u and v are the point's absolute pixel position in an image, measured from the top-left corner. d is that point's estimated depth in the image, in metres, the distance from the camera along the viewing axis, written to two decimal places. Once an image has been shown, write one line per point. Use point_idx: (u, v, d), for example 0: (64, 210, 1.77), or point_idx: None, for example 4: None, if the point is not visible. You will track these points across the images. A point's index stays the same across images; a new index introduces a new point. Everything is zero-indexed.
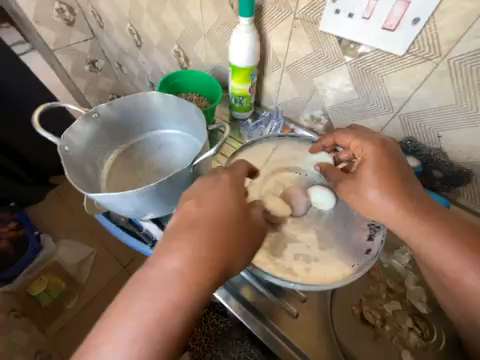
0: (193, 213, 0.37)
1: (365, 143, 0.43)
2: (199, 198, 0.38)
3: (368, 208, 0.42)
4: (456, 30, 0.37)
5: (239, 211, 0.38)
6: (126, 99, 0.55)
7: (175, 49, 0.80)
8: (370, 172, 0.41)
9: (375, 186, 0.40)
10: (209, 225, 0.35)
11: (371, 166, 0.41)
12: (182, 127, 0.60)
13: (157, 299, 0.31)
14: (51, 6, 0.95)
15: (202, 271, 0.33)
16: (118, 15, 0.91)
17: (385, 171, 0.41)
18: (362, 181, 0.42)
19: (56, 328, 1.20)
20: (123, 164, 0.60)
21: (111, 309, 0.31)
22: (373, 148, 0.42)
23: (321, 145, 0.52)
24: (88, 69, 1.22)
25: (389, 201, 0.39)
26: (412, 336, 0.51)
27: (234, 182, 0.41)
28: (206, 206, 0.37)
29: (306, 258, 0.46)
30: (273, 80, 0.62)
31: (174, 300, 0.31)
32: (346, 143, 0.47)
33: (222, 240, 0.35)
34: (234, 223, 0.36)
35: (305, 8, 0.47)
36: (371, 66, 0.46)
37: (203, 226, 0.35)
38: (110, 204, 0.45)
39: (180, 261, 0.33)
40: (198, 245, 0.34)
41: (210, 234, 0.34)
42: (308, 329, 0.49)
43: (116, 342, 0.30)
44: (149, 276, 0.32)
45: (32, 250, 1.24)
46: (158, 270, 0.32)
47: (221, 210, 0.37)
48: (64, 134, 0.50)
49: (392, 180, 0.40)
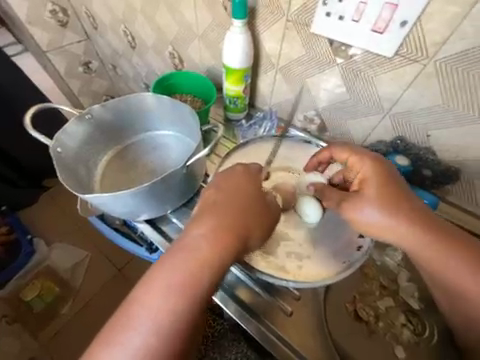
0: (217, 198, 0.41)
1: (365, 158, 0.43)
2: (221, 184, 0.42)
3: (374, 229, 0.41)
4: (441, 33, 0.38)
5: (257, 197, 0.42)
6: (119, 101, 0.55)
7: (170, 50, 0.80)
8: (376, 190, 0.41)
9: (376, 201, 0.40)
10: (230, 207, 0.40)
11: (377, 185, 0.41)
12: (176, 127, 0.59)
13: (185, 269, 0.36)
14: (44, 7, 0.97)
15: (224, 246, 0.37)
16: (112, 17, 0.91)
17: (390, 189, 0.41)
18: (363, 197, 0.41)
19: (50, 334, 1.18)
20: (117, 165, 0.59)
21: (151, 269, 0.37)
22: (371, 164, 0.43)
23: (316, 161, 0.51)
24: (82, 71, 1.19)
25: (390, 217, 0.40)
26: (405, 332, 0.52)
27: (249, 172, 0.44)
28: (228, 191, 0.42)
29: (298, 256, 0.48)
30: (266, 81, 0.62)
31: (199, 270, 0.36)
32: (343, 159, 0.46)
33: (241, 220, 0.39)
34: (251, 207, 0.41)
35: (297, 11, 0.48)
36: (362, 68, 0.47)
37: (226, 208, 0.40)
38: (104, 205, 0.45)
39: (205, 237, 0.38)
40: (221, 224, 0.39)
41: (231, 216, 0.39)
42: (303, 327, 0.49)
43: (149, 305, 0.35)
44: (178, 249, 0.37)
45: (24, 255, 1.22)
46: (186, 245, 0.37)
47: (241, 196, 0.41)
48: (56, 135, 0.50)
49: (398, 200, 0.40)
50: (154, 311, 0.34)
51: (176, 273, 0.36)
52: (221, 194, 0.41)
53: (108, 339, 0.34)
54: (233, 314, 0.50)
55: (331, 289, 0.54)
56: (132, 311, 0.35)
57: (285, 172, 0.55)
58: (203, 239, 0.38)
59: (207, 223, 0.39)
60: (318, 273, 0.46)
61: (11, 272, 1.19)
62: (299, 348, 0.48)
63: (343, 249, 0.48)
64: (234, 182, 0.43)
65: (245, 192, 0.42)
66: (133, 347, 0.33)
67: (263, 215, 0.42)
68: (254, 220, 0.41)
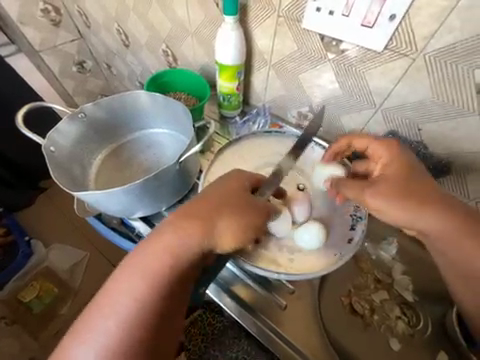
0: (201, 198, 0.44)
1: (383, 146, 0.46)
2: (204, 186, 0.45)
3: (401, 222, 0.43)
4: (429, 27, 0.39)
5: (244, 197, 0.44)
6: (112, 99, 0.55)
7: (163, 48, 0.80)
8: (403, 183, 0.43)
9: (396, 183, 0.43)
10: (210, 208, 0.42)
11: (401, 179, 0.43)
12: (170, 125, 0.59)
13: (156, 261, 0.40)
14: (36, 6, 0.97)
15: (195, 244, 0.41)
16: (105, 15, 0.90)
17: (414, 183, 0.43)
18: (385, 180, 0.43)
19: (52, 333, 1.18)
20: (111, 164, 0.59)
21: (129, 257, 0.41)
22: (392, 154, 0.45)
23: (337, 150, 0.50)
24: (76, 70, 1.19)
25: (407, 199, 0.42)
26: (400, 324, 0.53)
27: (242, 174, 0.47)
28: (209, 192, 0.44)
29: (290, 249, 0.48)
30: (260, 78, 0.62)
31: (168, 264, 0.40)
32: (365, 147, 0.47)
33: (221, 219, 0.42)
34: (239, 207, 0.43)
35: (288, 6, 0.48)
36: (353, 63, 0.47)
37: (204, 209, 0.42)
38: (98, 203, 0.45)
39: (179, 235, 0.41)
40: (200, 223, 0.41)
41: (208, 217, 0.42)
42: (299, 321, 0.50)
43: (121, 290, 0.39)
44: (152, 243, 0.41)
45: (22, 256, 1.23)
46: (160, 240, 0.41)
47: (226, 196, 0.43)
48: (48, 134, 0.51)
49: (423, 194, 0.42)
50: (125, 296, 0.39)
51: (147, 264, 0.40)
52: (206, 194, 0.44)
53: (85, 315, 0.39)
54: (232, 312, 0.50)
55: (326, 283, 0.55)
56: (108, 292, 0.40)
57: None
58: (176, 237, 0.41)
59: (182, 222, 0.42)
60: (311, 265, 0.47)
61: (10, 273, 1.20)
62: (294, 341, 0.48)
63: (336, 243, 0.48)
64: (219, 183, 0.45)
65: (229, 193, 0.44)
66: (100, 328, 0.38)
67: (249, 218, 0.43)
68: (239, 221, 0.42)
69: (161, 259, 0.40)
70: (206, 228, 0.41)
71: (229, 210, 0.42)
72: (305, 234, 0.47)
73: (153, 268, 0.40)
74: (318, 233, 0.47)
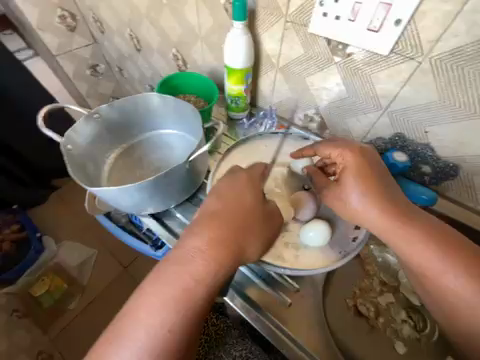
0: (218, 207, 0.40)
1: (345, 151, 0.44)
2: (218, 194, 0.41)
3: (348, 212, 0.43)
4: (435, 31, 0.39)
5: (259, 205, 0.42)
6: (125, 100, 0.58)
7: (174, 52, 0.83)
8: (351, 175, 0.42)
9: (355, 193, 0.41)
10: (230, 218, 0.38)
11: (364, 186, 0.41)
12: (180, 126, 0.62)
13: (177, 288, 0.33)
14: (54, 14, 1.00)
15: (222, 262, 0.35)
16: (118, 21, 0.94)
17: (369, 179, 0.41)
18: (344, 187, 0.43)
19: (60, 327, 1.21)
20: (123, 162, 0.62)
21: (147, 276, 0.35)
22: (353, 156, 0.43)
23: (301, 153, 0.52)
24: (89, 73, 1.24)
25: (370, 206, 0.40)
26: (405, 328, 0.52)
27: (253, 174, 0.45)
28: (226, 201, 0.40)
29: (295, 246, 0.49)
30: (267, 81, 0.64)
31: (193, 289, 0.34)
32: (327, 153, 0.47)
33: (243, 229, 0.38)
34: (255, 215, 0.40)
35: (295, 12, 0.50)
36: (359, 66, 0.48)
37: (224, 219, 0.38)
38: (111, 199, 0.47)
39: (201, 252, 0.35)
40: (221, 235, 0.37)
41: (230, 224, 0.38)
42: (309, 323, 0.46)
43: (138, 329, 0.32)
44: (171, 265, 0.35)
45: (34, 252, 1.26)
46: (179, 261, 0.35)
47: (243, 204, 0.40)
48: (66, 132, 0.52)
49: (371, 187, 0.41)
50: (142, 336, 0.32)
51: (167, 293, 0.33)
52: (223, 203, 0.40)
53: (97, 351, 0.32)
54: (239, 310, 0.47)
55: (331, 284, 0.55)
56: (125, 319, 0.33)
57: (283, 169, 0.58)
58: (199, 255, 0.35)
59: (202, 237, 0.37)
60: (316, 261, 0.47)
61: (20, 269, 1.21)
62: (310, 351, 0.44)
63: (341, 241, 0.49)
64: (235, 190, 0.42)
65: (246, 201, 0.41)
66: None
67: (262, 223, 0.41)
68: (255, 227, 0.40)
69: (183, 284, 0.34)
70: (230, 241, 0.37)
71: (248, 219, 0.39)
72: (310, 231, 0.48)
73: (173, 297, 0.33)
74: (325, 233, 0.47)
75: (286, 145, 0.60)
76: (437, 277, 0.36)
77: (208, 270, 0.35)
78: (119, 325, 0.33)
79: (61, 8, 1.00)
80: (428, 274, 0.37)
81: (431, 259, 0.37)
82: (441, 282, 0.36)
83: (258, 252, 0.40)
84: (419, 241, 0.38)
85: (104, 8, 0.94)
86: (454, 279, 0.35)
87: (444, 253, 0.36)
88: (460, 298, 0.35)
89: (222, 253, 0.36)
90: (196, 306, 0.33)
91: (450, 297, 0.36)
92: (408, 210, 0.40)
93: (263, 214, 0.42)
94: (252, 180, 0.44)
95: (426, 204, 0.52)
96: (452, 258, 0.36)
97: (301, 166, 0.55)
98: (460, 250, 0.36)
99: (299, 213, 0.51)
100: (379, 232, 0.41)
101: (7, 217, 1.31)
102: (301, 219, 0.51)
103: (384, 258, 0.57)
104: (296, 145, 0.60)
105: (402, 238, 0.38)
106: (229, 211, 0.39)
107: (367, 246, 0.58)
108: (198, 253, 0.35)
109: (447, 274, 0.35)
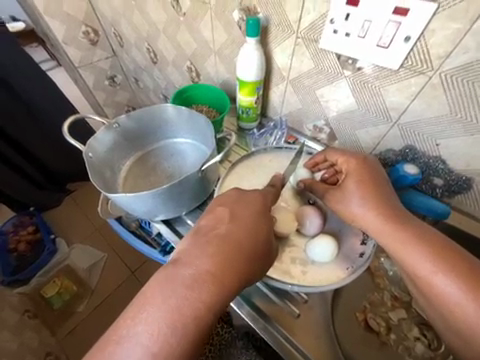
0: (221, 222, 0.36)
1: (350, 158, 0.46)
2: (219, 209, 0.38)
3: (347, 214, 0.43)
4: (445, 47, 0.39)
5: (267, 224, 0.38)
6: (143, 111, 0.61)
7: (188, 65, 0.87)
8: (353, 180, 0.43)
9: (355, 194, 0.42)
10: (227, 241, 0.34)
11: (366, 187, 0.42)
12: (193, 136, 0.65)
13: (168, 306, 0.30)
14: (79, 29, 1.06)
15: (214, 281, 0.32)
16: (137, 36, 0.99)
17: (370, 183, 0.42)
18: (346, 191, 0.44)
19: (67, 331, 1.22)
20: (139, 169, 0.65)
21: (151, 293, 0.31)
22: (354, 160, 0.45)
23: (314, 161, 0.53)
24: (107, 84, 1.32)
25: (371, 208, 0.40)
26: (418, 345, 0.50)
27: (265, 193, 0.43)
28: (227, 218, 0.37)
29: (302, 261, 0.48)
30: (278, 93, 0.66)
31: (185, 308, 0.30)
32: (335, 159, 0.48)
33: (240, 254, 0.34)
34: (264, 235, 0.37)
35: (307, 29, 0.51)
36: (369, 80, 0.49)
37: (231, 236, 0.35)
38: (125, 204, 0.49)
39: (195, 269, 0.32)
40: (224, 252, 0.33)
41: (237, 235, 0.35)
42: (314, 336, 0.45)
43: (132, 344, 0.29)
44: (164, 281, 0.31)
45: (48, 252, 1.31)
46: (179, 274, 0.32)
47: (246, 224, 0.36)
48: (88, 141, 0.55)
49: (372, 191, 0.42)
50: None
51: (159, 311, 0.30)
52: (224, 221, 0.36)
53: None
54: (248, 319, 0.46)
55: (341, 297, 0.54)
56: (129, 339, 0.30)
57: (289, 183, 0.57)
58: (192, 272, 0.32)
59: (197, 253, 0.33)
60: (323, 277, 0.46)
61: (36, 268, 1.28)
62: None
63: (348, 255, 0.48)
64: (237, 207, 0.38)
65: (249, 221, 0.37)
66: None
67: (263, 248, 0.36)
68: (262, 248, 0.36)
69: (173, 302, 0.30)
70: (226, 262, 0.33)
71: (248, 244, 0.35)
72: (318, 247, 0.47)
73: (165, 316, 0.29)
74: (332, 249, 0.47)
75: (290, 159, 0.60)
76: (426, 278, 0.34)
77: (200, 290, 0.31)
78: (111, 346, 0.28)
79: (85, 25, 1.07)
80: (418, 277, 0.35)
81: (420, 259, 0.35)
82: (432, 284, 0.34)
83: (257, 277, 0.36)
84: (410, 242, 0.36)
85: (124, 23, 0.99)
86: (446, 279, 0.33)
87: (435, 256, 0.34)
88: (452, 302, 0.32)
89: (214, 278, 0.32)
90: (187, 327, 0.29)
91: (443, 301, 0.33)
92: (403, 214, 0.40)
93: (266, 240, 0.37)
94: (263, 200, 0.41)
95: (438, 217, 0.52)
96: (442, 260, 0.34)
97: (300, 176, 0.54)
98: (452, 254, 0.34)
99: (305, 227, 0.51)
100: (374, 232, 0.40)
101: (24, 219, 1.40)
102: (307, 234, 0.51)
103: (395, 271, 0.56)
104: (300, 157, 0.60)
105: (393, 238, 0.38)
106: (228, 230, 0.35)
107: (377, 259, 0.58)
108: (194, 273, 0.32)
109: (438, 275, 0.33)
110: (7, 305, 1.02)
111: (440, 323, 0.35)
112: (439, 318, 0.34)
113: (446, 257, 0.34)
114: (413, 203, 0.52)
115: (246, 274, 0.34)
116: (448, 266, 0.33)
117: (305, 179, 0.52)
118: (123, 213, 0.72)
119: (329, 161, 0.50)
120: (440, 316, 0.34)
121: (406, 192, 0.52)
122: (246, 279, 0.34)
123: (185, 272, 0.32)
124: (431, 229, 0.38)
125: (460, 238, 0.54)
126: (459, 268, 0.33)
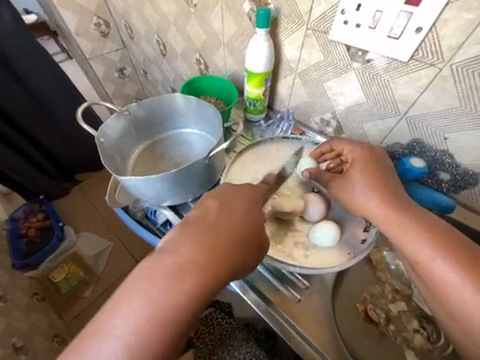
0: (208, 214, 0.36)
1: (356, 148, 0.46)
2: (210, 201, 0.37)
3: (350, 202, 0.44)
4: (457, 38, 0.39)
5: (257, 221, 0.37)
6: (153, 99, 0.62)
7: (197, 57, 0.88)
8: (358, 170, 0.44)
9: (361, 183, 0.43)
10: (213, 231, 0.34)
11: (372, 173, 0.43)
12: (201, 126, 0.66)
13: (151, 296, 0.29)
14: (91, 21, 1.08)
15: (199, 273, 0.31)
16: (147, 28, 1.00)
17: (376, 172, 0.43)
18: (350, 180, 0.44)
19: (73, 315, 1.27)
20: (148, 157, 0.66)
21: None
22: (364, 150, 0.45)
23: (320, 151, 0.53)
24: (117, 76, 1.34)
25: (379, 196, 0.41)
26: (417, 337, 0.51)
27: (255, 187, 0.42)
28: (218, 210, 0.36)
29: (305, 246, 0.49)
30: (286, 85, 0.67)
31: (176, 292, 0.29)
32: (340, 149, 0.49)
33: (226, 245, 0.33)
34: (249, 230, 0.36)
35: (317, 20, 0.52)
36: (378, 72, 0.49)
37: (216, 229, 0.34)
38: (134, 187, 0.50)
39: (182, 258, 0.31)
40: (208, 244, 0.32)
41: (222, 229, 0.34)
42: (313, 320, 0.46)
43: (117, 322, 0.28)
44: (149, 269, 0.30)
45: (56, 239, 1.36)
46: (158, 266, 0.30)
47: (235, 216, 0.36)
48: (100, 127, 0.57)
49: (378, 181, 0.42)
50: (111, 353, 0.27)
51: (154, 291, 0.29)
52: (213, 212, 0.36)
53: None
54: (250, 302, 0.48)
55: (342, 287, 0.54)
56: None
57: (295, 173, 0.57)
58: (177, 261, 0.31)
59: (183, 242, 0.32)
60: (326, 260, 0.47)
61: (44, 254, 1.32)
62: (318, 347, 0.44)
63: (350, 242, 0.49)
64: (228, 199, 0.38)
65: (239, 212, 0.36)
66: None
67: (254, 240, 0.36)
68: (248, 244, 0.35)
69: (157, 291, 0.29)
70: (214, 251, 0.32)
71: (240, 235, 0.35)
72: (320, 232, 0.48)
73: (149, 305, 0.29)
74: (335, 233, 0.48)
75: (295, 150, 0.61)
76: (425, 264, 0.35)
77: (186, 281, 0.30)
78: (118, 314, 0.29)
79: (97, 16, 1.09)
80: (418, 264, 0.35)
81: (420, 246, 0.35)
82: (430, 269, 0.34)
83: (244, 272, 0.35)
84: (413, 229, 0.37)
85: (135, 15, 1.00)
86: (443, 265, 0.33)
87: (434, 244, 0.35)
88: (449, 286, 0.32)
89: (201, 266, 0.31)
90: (174, 318, 0.29)
91: (440, 286, 0.33)
92: (409, 205, 0.40)
93: (255, 232, 0.36)
94: (253, 193, 0.41)
95: (443, 211, 0.52)
96: (442, 247, 0.34)
97: (306, 165, 0.55)
98: (452, 239, 0.35)
99: (309, 214, 0.51)
100: (376, 221, 0.40)
101: (34, 206, 1.46)
102: (311, 220, 0.52)
103: (397, 265, 0.56)
104: (306, 148, 0.61)
105: (394, 225, 0.38)
106: (218, 222, 0.35)
107: (379, 252, 0.58)
108: (179, 261, 0.31)
109: (436, 260, 0.34)
110: (17, 288, 1.06)
111: (437, 311, 0.35)
112: (436, 305, 0.35)
113: (445, 243, 0.34)
114: (418, 196, 0.52)
115: (231, 269, 0.33)
116: (447, 253, 0.34)
117: (310, 168, 0.53)
118: (130, 202, 0.74)
119: (335, 151, 0.50)
120: (439, 307, 0.34)
121: (411, 186, 0.53)
122: (231, 272, 0.33)
123: (169, 263, 0.31)
124: (433, 217, 0.38)
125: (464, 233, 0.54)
126: (456, 256, 0.33)
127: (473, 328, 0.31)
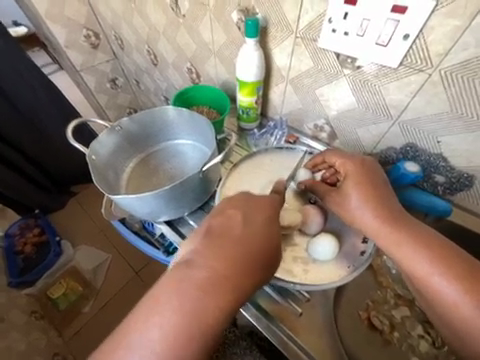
0: (231, 226, 0.35)
1: (347, 161, 0.46)
2: (230, 211, 0.36)
3: (345, 214, 0.43)
4: (444, 44, 0.39)
5: (275, 232, 0.36)
6: (144, 113, 0.61)
7: (188, 66, 0.88)
8: (352, 182, 0.43)
9: (357, 195, 0.42)
10: (238, 244, 0.33)
11: (368, 181, 0.43)
12: (194, 137, 0.66)
13: (184, 307, 0.29)
14: (80, 33, 1.07)
15: (229, 285, 0.31)
16: (137, 38, 1.00)
17: (370, 182, 0.43)
18: (344, 191, 0.44)
19: (73, 331, 1.24)
20: (141, 171, 0.65)
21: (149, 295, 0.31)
22: (356, 163, 0.45)
23: (314, 164, 0.53)
24: (109, 86, 1.33)
25: (374, 208, 0.40)
26: (422, 343, 0.51)
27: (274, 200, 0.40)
28: (240, 220, 0.35)
29: (304, 261, 0.49)
30: (278, 93, 0.66)
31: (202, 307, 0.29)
32: (332, 162, 0.49)
33: (253, 258, 0.33)
34: (272, 242, 0.35)
35: (305, 29, 0.52)
36: (368, 79, 0.49)
37: (241, 242, 0.33)
38: (130, 206, 0.50)
39: (209, 271, 0.31)
40: (234, 259, 0.32)
41: (248, 242, 0.33)
42: (316, 334, 0.45)
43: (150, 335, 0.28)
44: (177, 283, 0.30)
45: (53, 254, 1.32)
46: (183, 281, 0.30)
47: (258, 227, 0.35)
48: (91, 144, 0.56)
49: (371, 191, 0.42)
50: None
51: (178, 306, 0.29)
52: (236, 224, 0.35)
53: None
54: (250, 317, 0.46)
55: (343, 295, 0.54)
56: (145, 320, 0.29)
57: (291, 187, 0.56)
58: (206, 274, 0.31)
59: (209, 255, 0.32)
60: (326, 275, 0.46)
61: (42, 270, 1.28)
62: None
63: (349, 253, 0.48)
64: (246, 208, 0.37)
65: (262, 224, 0.35)
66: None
67: (276, 249, 0.35)
68: (271, 257, 0.35)
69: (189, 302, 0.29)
70: (241, 265, 0.32)
71: (259, 247, 0.34)
72: (319, 246, 0.47)
73: (182, 318, 0.29)
74: (333, 247, 0.47)
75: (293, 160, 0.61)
76: (424, 279, 0.34)
77: (215, 293, 0.30)
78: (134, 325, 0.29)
79: (86, 28, 1.08)
80: (415, 278, 0.35)
81: (418, 260, 0.35)
82: (429, 285, 0.34)
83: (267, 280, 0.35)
84: (408, 244, 0.36)
85: (125, 26, 1.00)
86: (442, 280, 0.33)
87: (433, 258, 0.34)
88: (450, 302, 0.32)
89: (229, 279, 0.31)
90: (205, 329, 0.29)
91: (439, 298, 0.33)
92: (405, 218, 0.39)
93: (279, 244, 0.35)
94: (274, 204, 0.39)
95: (441, 214, 0.52)
96: (440, 261, 0.34)
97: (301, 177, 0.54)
98: (450, 253, 0.34)
99: (306, 226, 0.51)
100: (372, 235, 0.40)
101: (29, 221, 1.43)
102: (309, 233, 0.51)
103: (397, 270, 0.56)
104: (301, 157, 0.60)
105: (390, 240, 0.38)
106: (242, 233, 0.34)
107: (379, 257, 0.57)
108: (208, 274, 0.31)
109: (434, 276, 0.33)
110: (14, 307, 1.05)
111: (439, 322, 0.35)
112: (437, 318, 0.34)
113: (442, 256, 0.34)
114: (414, 201, 0.52)
115: (255, 281, 0.33)
116: (445, 268, 0.33)
117: (305, 179, 0.53)
118: (127, 215, 0.72)
119: (327, 163, 0.50)
120: (441, 320, 0.34)
121: (406, 191, 0.53)
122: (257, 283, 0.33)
123: (199, 275, 0.31)
124: (428, 228, 0.38)
125: (462, 235, 0.54)
126: (456, 270, 0.33)
127: (475, 341, 0.31)
